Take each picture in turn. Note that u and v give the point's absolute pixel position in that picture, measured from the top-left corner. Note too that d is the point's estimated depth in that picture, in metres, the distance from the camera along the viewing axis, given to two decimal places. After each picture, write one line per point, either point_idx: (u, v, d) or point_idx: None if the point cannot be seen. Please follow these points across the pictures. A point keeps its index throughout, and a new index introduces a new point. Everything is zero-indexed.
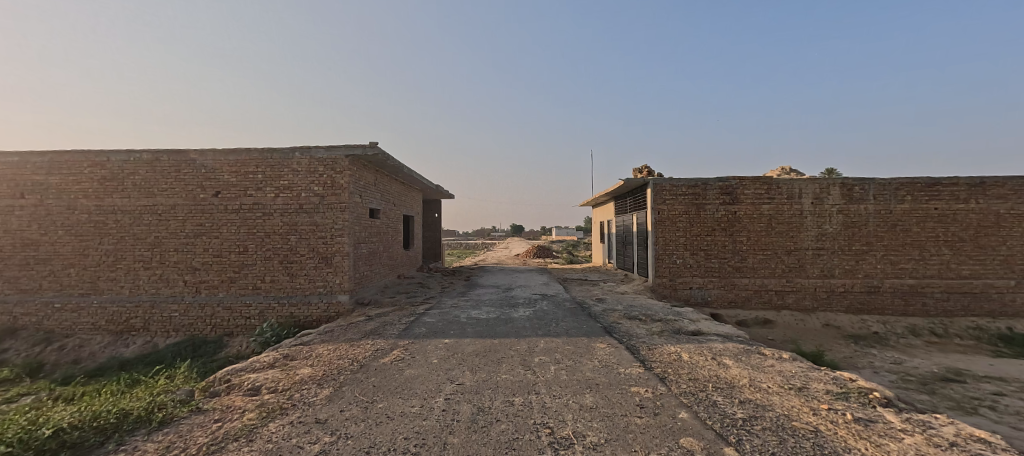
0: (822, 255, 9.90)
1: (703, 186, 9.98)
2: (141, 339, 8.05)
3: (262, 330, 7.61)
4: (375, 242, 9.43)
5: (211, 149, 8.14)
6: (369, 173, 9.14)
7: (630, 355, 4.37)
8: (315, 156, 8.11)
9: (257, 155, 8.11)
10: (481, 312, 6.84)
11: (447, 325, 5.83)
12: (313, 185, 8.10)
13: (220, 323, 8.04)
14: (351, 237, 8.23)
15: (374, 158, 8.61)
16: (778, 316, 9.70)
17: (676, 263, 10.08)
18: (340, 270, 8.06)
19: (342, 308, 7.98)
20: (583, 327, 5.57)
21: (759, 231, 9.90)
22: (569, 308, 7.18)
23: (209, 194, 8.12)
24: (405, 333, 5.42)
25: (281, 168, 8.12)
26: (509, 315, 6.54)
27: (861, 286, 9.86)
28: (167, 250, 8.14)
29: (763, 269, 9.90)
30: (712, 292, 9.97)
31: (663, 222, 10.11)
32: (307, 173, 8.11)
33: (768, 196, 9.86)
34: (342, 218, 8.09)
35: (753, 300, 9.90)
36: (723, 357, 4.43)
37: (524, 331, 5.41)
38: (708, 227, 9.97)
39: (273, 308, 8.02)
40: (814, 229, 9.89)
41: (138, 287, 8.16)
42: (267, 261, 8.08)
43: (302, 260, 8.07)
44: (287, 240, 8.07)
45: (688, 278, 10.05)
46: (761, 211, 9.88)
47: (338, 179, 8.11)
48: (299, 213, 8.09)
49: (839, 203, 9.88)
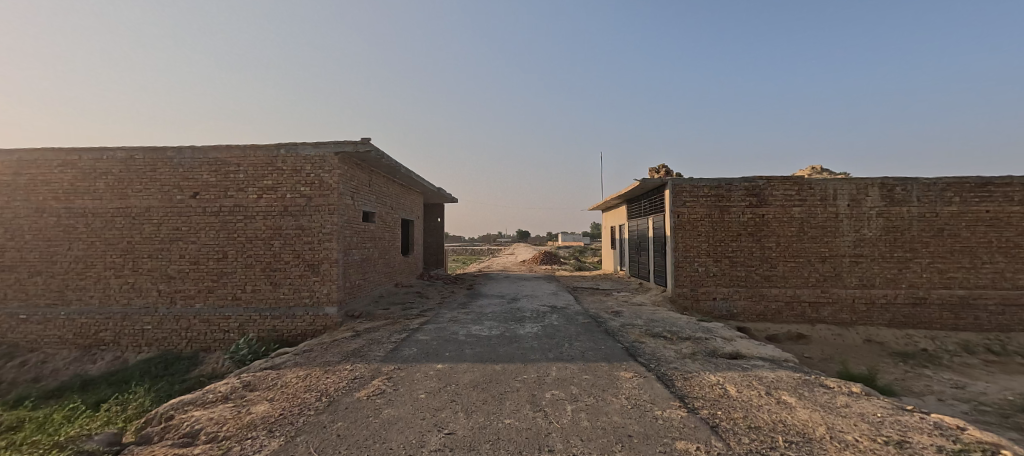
0: (860, 263, 8.96)
1: (727, 187, 9.11)
2: (110, 354, 7.35)
3: (239, 345, 6.79)
4: (369, 247, 8.68)
5: (190, 146, 7.49)
6: (363, 173, 8.42)
7: (664, 389, 3.50)
8: (302, 153, 7.40)
9: (239, 152, 7.43)
10: (482, 328, 5.99)
11: (442, 345, 5.00)
12: (299, 186, 7.37)
13: (196, 337, 7.30)
14: (341, 243, 7.46)
15: (367, 157, 7.88)
16: (812, 331, 8.74)
17: (698, 271, 9.16)
18: (328, 279, 7.28)
19: (329, 322, 7.18)
20: (600, 349, 4.72)
21: (791, 237, 8.99)
22: (582, 323, 6.31)
23: (187, 195, 7.44)
24: (392, 355, 4.60)
25: (264, 167, 7.40)
26: (514, 332, 5.68)
27: (904, 297, 8.89)
28: (140, 256, 7.45)
29: (795, 279, 8.98)
30: (738, 304, 9.03)
31: (683, 226, 9.23)
32: (293, 172, 7.38)
33: (799, 198, 8.98)
34: (331, 221, 7.34)
35: (784, 312, 8.96)
36: (781, 393, 3.55)
37: (532, 354, 4.55)
38: (734, 232, 9.07)
39: (254, 321, 7.26)
40: (851, 234, 8.97)
41: (108, 297, 7.46)
42: (248, 269, 7.32)
43: (286, 268, 7.30)
44: (269, 245, 7.32)
45: (711, 288, 9.13)
46: (792, 214, 8.99)
47: (326, 179, 7.37)
48: (283, 217, 7.34)
49: (878, 205, 8.98)
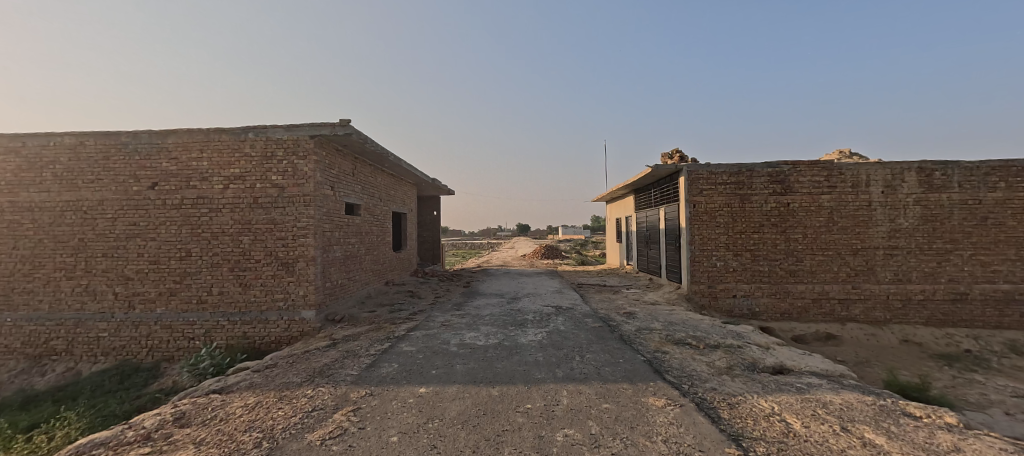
0: (895, 256, 8.14)
1: (748, 173, 8.26)
2: (62, 365, 6.56)
3: (199, 357, 5.96)
4: (353, 243, 7.85)
5: (147, 131, 6.64)
6: (345, 160, 7.57)
7: (711, 426, 2.69)
8: (273, 137, 6.52)
9: (201, 136, 6.57)
10: (478, 336, 5.16)
11: (428, 360, 4.18)
12: (270, 174, 6.50)
13: (157, 345, 6.51)
14: (319, 238, 6.62)
15: (349, 142, 7.03)
16: (843, 330, 7.94)
17: (717, 266, 8.32)
18: (304, 279, 6.44)
19: (306, 327, 6.36)
20: (619, 365, 3.90)
21: (819, 227, 8.16)
22: (592, 328, 5.50)
23: (144, 186, 6.61)
24: (366, 375, 3.77)
25: (230, 153, 6.52)
26: (515, 341, 4.86)
27: (943, 293, 8.09)
28: (93, 255, 6.62)
29: (824, 274, 8.16)
30: (760, 302, 8.20)
31: (700, 217, 8.37)
32: (263, 158, 6.51)
33: (827, 184, 8.16)
34: (308, 214, 6.49)
35: (811, 310, 8.15)
36: (863, 430, 2.74)
37: (536, 372, 3.74)
38: (756, 223, 8.23)
39: (221, 328, 6.44)
40: (885, 224, 8.16)
41: (59, 301, 6.64)
42: (213, 269, 6.48)
43: (257, 267, 6.46)
44: (238, 242, 6.48)
45: (732, 285, 8.29)
46: (820, 203, 8.16)
47: (301, 166, 6.50)
48: (252, 209, 6.48)
49: (915, 192, 8.15)
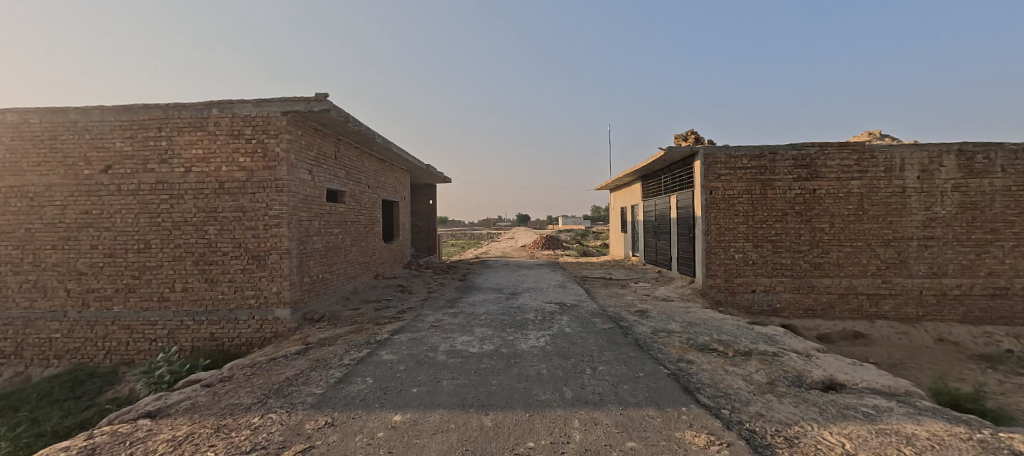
0: (930, 247, 7.43)
1: (771, 156, 7.50)
2: (12, 369, 5.90)
3: (156, 364, 5.24)
4: (337, 234, 7.14)
5: (98, 107, 5.86)
6: (326, 141, 6.81)
7: None
8: (239, 113, 5.74)
9: (160, 113, 5.81)
10: (470, 340, 4.46)
11: (409, 375, 3.48)
12: (237, 156, 5.75)
13: (116, 347, 5.85)
14: (294, 229, 5.89)
15: (327, 120, 6.25)
16: (871, 329, 7.29)
17: (735, 259, 7.61)
18: (277, 274, 5.72)
19: (280, 328, 5.67)
20: (639, 382, 3.22)
21: (847, 216, 7.44)
22: (602, 331, 4.81)
23: (96, 170, 5.87)
24: (331, 395, 3.08)
25: (192, 132, 5.76)
26: (514, 348, 4.17)
27: (982, 288, 7.39)
28: (41, 248, 5.89)
29: (851, 267, 7.47)
30: (782, 297, 7.52)
31: (717, 204, 7.63)
32: (229, 137, 5.74)
33: (857, 169, 7.42)
34: (280, 200, 5.74)
35: (837, 306, 7.47)
36: None
37: (540, 392, 3.06)
38: (779, 211, 7.50)
39: (186, 329, 5.76)
40: (920, 213, 7.43)
41: (5, 299, 5.94)
42: (176, 263, 5.78)
43: (224, 261, 5.74)
44: (203, 232, 5.76)
45: (751, 279, 7.58)
46: (849, 189, 7.43)
47: (271, 146, 5.74)
48: (218, 196, 5.75)
49: (954, 177, 7.40)
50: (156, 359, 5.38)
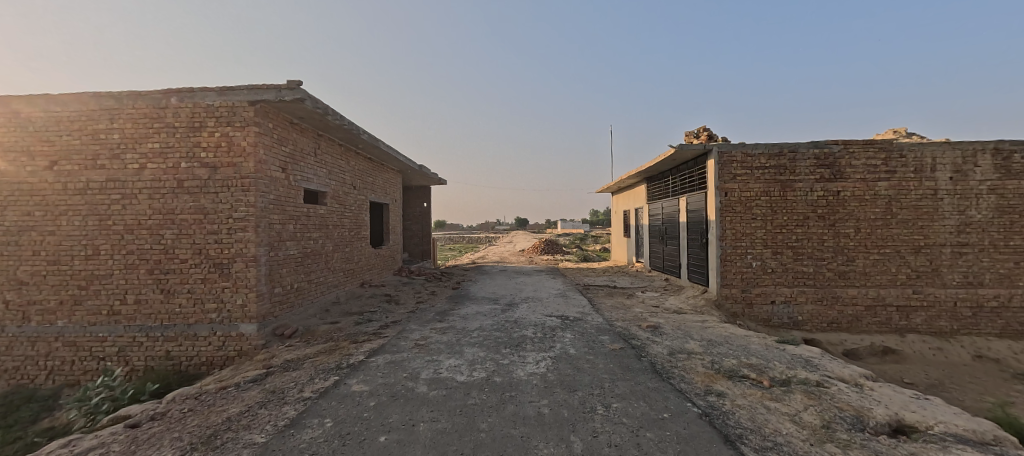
0: (965, 255, 6.81)
1: (791, 155, 6.88)
2: None
3: (94, 390, 4.47)
4: (316, 239, 6.48)
5: (42, 95, 5.19)
6: (304, 136, 6.17)
7: None
8: (202, 103, 5.11)
9: (112, 102, 5.15)
10: (458, 365, 3.78)
11: (378, 416, 2.80)
12: (198, 151, 5.10)
13: (59, 367, 5.16)
14: (263, 233, 5.23)
15: (302, 112, 5.60)
16: (902, 344, 6.66)
17: (752, 267, 6.98)
18: (242, 285, 5.05)
19: (245, 346, 5.00)
20: (667, 429, 2.55)
21: (874, 220, 6.83)
22: (612, 352, 4.15)
23: (38, 166, 5.18)
24: (273, 450, 2.40)
25: (148, 124, 5.11)
26: (510, 376, 3.50)
27: (1021, 299, 6.77)
28: None
29: (879, 276, 6.84)
30: (804, 309, 6.88)
31: (732, 207, 7.01)
32: (190, 130, 5.10)
33: (885, 169, 6.81)
34: (246, 201, 5.09)
35: (864, 319, 6.84)
36: None
37: (540, 444, 2.39)
38: (800, 215, 6.88)
39: (139, 346, 5.08)
40: (953, 217, 6.81)
41: None
42: (128, 272, 5.11)
43: (183, 270, 5.08)
44: (159, 236, 5.09)
45: (770, 289, 6.95)
46: (876, 191, 6.81)
47: (237, 140, 5.10)
48: (177, 196, 5.09)
49: (990, 178, 6.79)
50: (96, 383, 4.62)
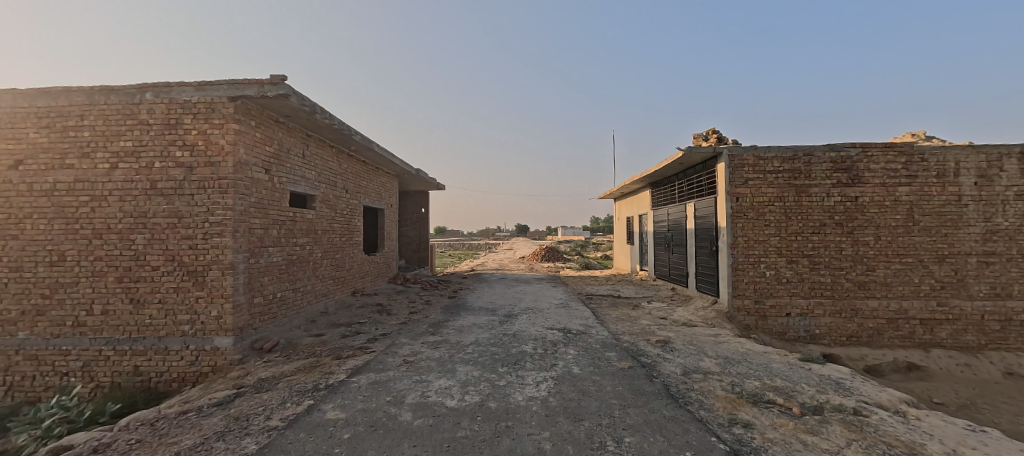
0: (992, 264, 6.41)
1: (806, 158, 6.52)
2: None
3: (48, 411, 4.06)
4: (303, 245, 6.10)
5: (9, 90, 4.85)
6: (291, 136, 5.83)
7: None
8: (179, 99, 4.77)
9: (83, 98, 4.81)
10: (449, 387, 3.38)
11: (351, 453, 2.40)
12: (174, 150, 4.75)
13: (19, 383, 4.75)
14: (243, 239, 4.86)
15: (288, 110, 5.26)
16: (926, 360, 6.23)
17: (766, 276, 6.59)
18: (218, 295, 4.67)
19: (219, 361, 4.60)
20: None
21: (895, 228, 6.45)
22: (619, 372, 3.74)
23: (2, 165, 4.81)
24: None
25: (121, 121, 4.76)
26: (506, 401, 3.10)
27: None
28: None
29: (901, 287, 6.45)
30: (821, 322, 6.47)
31: (744, 213, 6.63)
32: (165, 128, 4.76)
33: (905, 173, 6.45)
34: (224, 204, 4.73)
35: (886, 333, 6.43)
36: None
37: None
38: (816, 222, 6.50)
39: (105, 360, 4.68)
40: (979, 224, 6.42)
41: None
42: (96, 280, 4.72)
43: (155, 278, 4.70)
44: (130, 242, 4.72)
45: (785, 300, 6.54)
46: (896, 196, 6.44)
47: (216, 138, 4.75)
48: (150, 198, 4.73)
49: (1017, 184, 6.41)
50: (53, 402, 4.22)
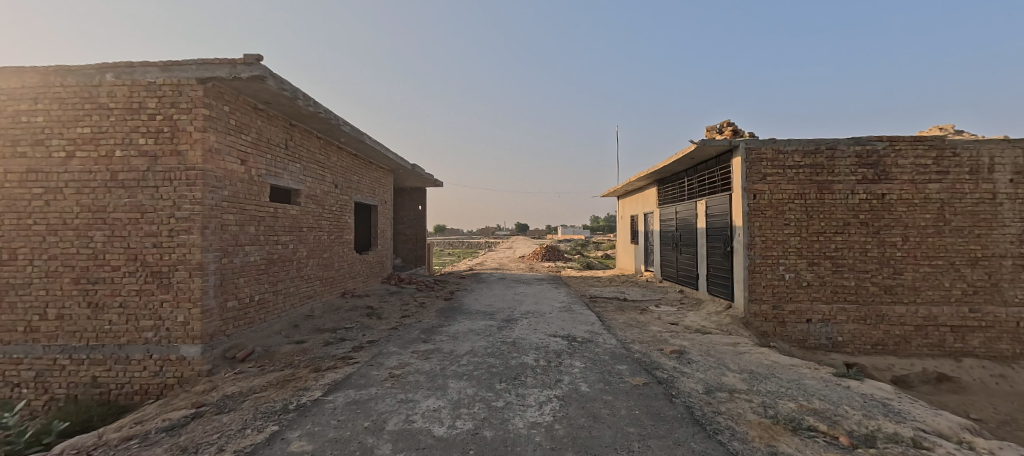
0: None
1: (829, 152, 6.05)
2: None
3: None
4: (286, 243, 5.64)
5: None
6: (272, 125, 5.36)
7: None
8: (144, 80, 4.30)
9: (36, 79, 4.32)
10: (439, 409, 2.92)
11: None
12: (138, 138, 4.29)
13: None
14: (214, 237, 4.40)
15: (266, 95, 4.79)
16: (958, 370, 5.78)
17: (785, 279, 6.13)
18: (186, 299, 4.20)
19: (186, 372, 4.15)
20: None
21: (924, 228, 5.99)
22: (633, 390, 3.28)
23: None
24: None
25: (79, 105, 4.29)
26: (504, 428, 2.63)
27: None
28: None
29: (930, 291, 5.99)
30: (845, 328, 6.02)
31: (761, 212, 6.17)
32: (128, 113, 4.30)
33: (936, 169, 5.97)
34: (193, 197, 4.26)
35: (913, 340, 5.98)
36: None
37: None
38: (839, 221, 6.04)
39: (61, 370, 4.21)
40: (1015, 225, 5.96)
41: None
42: (50, 281, 4.24)
43: (116, 279, 4.24)
44: (88, 239, 4.25)
45: (805, 305, 6.09)
46: (926, 194, 5.98)
47: (184, 124, 4.28)
48: (112, 191, 4.26)
49: None
50: None
